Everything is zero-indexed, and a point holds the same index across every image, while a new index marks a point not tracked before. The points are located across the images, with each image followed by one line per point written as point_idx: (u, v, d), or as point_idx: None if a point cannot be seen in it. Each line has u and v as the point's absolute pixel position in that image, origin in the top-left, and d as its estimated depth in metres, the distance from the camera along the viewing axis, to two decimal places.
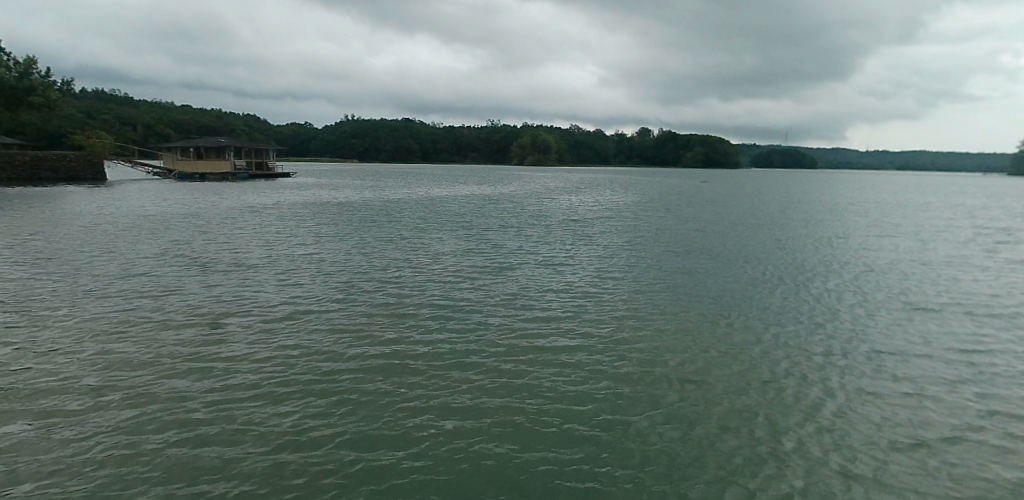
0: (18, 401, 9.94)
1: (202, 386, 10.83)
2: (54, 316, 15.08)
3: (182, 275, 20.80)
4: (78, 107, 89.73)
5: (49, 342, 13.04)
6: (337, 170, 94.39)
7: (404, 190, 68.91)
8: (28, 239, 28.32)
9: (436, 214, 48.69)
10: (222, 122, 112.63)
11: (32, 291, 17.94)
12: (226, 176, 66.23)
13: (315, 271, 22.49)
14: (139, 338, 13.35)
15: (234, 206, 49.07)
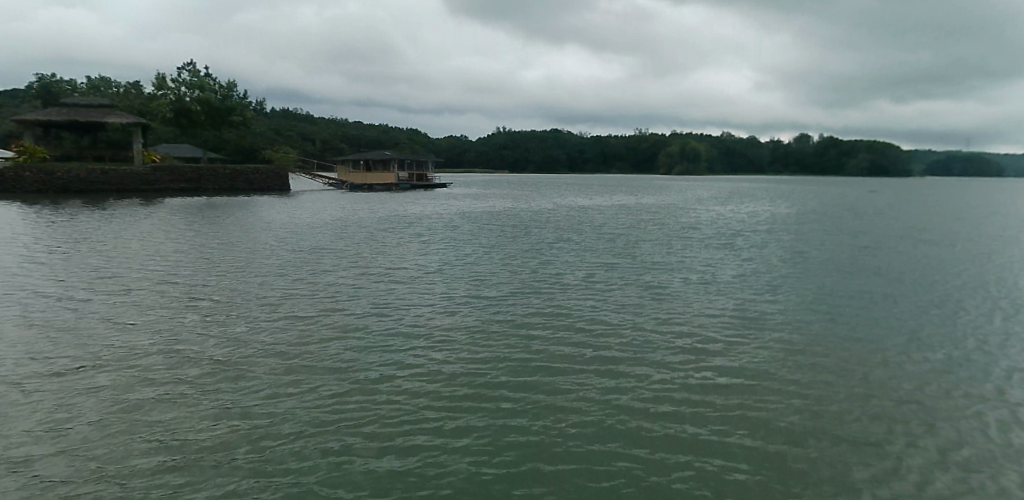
0: (182, 403, 9.66)
1: (357, 403, 9.91)
2: (240, 312, 15.59)
3: (359, 276, 21.29)
4: (271, 124, 101.99)
5: (225, 339, 13.18)
6: (489, 180, 97.52)
7: (554, 201, 68.80)
8: (235, 238, 31.48)
9: (595, 224, 47.70)
10: (388, 136, 122.16)
11: (224, 285, 19.00)
12: (391, 186, 70.64)
13: (483, 278, 22.00)
14: (308, 341, 13.12)
15: (396, 215, 51.76)
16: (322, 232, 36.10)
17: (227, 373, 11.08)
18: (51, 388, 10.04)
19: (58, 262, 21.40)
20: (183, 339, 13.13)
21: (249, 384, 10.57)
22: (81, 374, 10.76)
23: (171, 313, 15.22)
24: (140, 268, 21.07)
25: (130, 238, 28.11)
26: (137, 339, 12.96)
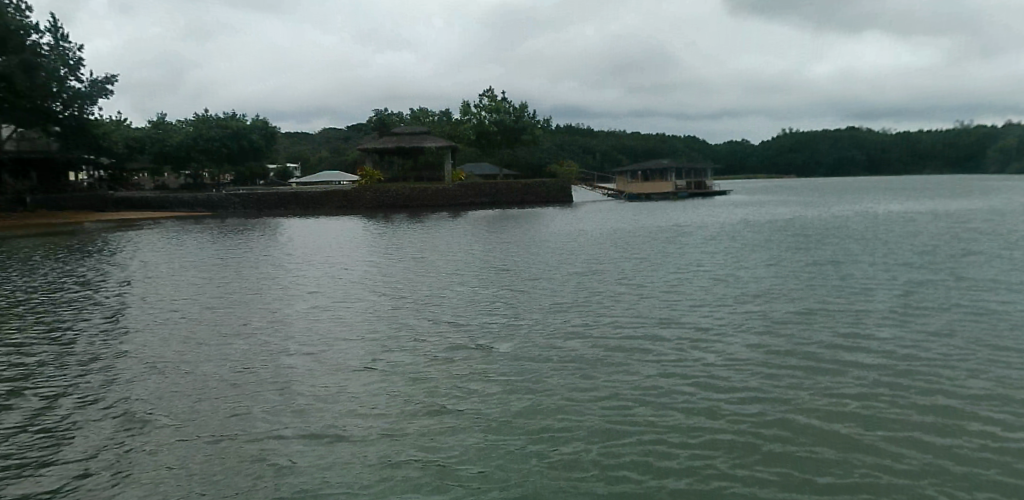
0: (411, 321, 12.68)
1: (533, 333, 11.65)
2: (485, 278, 18.89)
3: (596, 259, 23.42)
4: (555, 140, 113.03)
5: (463, 291, 16.38)
6: (774, 187, 92.46)
7: (841, 206, 61.67)
8: (510, 228, 36.70)
9: (888, 225, 41.72)
10: (662, 145, 123.96)
11: (484, 261, 22.86)
12: (668, 195, 72.91)
13: (717, 265, 21.98)
14: (523, 297, 15.47)
15: (660, 216, 53.17)
16: (582, 223, 39.86)
17: (472, 308, 14.16)
18: (341, 307, 14.20)
19: (386, 242, 28.71)
20: (435, 290, 16.67)
21: (461, 316, 13.26)
22: (382, 300, 15.02)
23: (435, 275, 19.29)
24: (437, 247, 26.94)
25: (434, 229, 35.63)
26: (421, 286, 17.21)
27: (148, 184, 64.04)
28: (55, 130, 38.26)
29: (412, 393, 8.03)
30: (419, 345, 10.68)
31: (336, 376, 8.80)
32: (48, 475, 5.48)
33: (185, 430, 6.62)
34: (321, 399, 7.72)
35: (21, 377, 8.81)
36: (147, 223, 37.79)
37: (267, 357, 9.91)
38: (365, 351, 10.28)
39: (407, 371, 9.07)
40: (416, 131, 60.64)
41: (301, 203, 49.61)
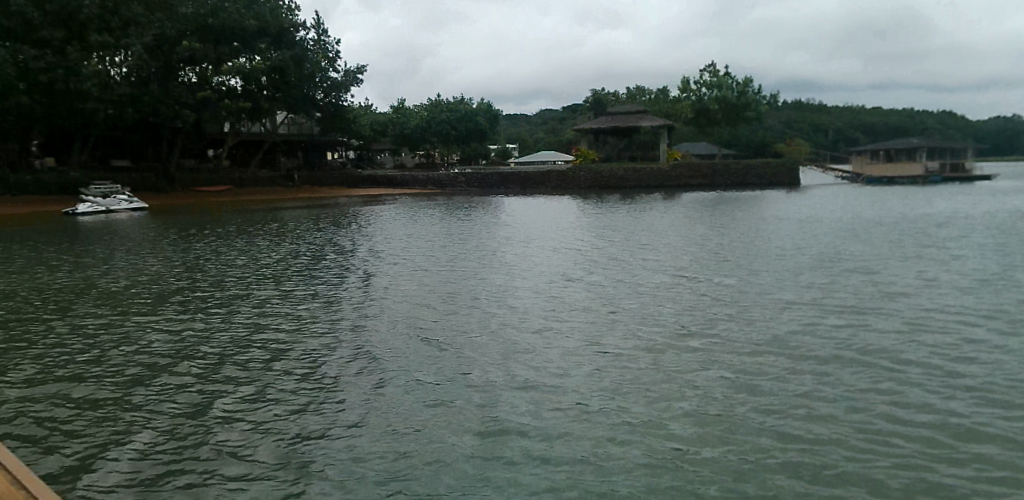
0: (573, 305, 12.01)
1: (704, 327, 10.13)
2: (678, 264, 17.20)
3: (821, 247, 19.82)
4: (792, 113, 100.11)
5: (644, 277, 15.07)
6: None
7: None
8: (725, 211, 33.24)
9: None
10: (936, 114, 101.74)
11: (682, 246, 20.90)
12: (918, 180, 56.38)
13: (994, 260, 16.92)
14: (713, 287, 13.65)
15: (923, 195, 43.43)
16: (817, 207, 34.22)
17: (688, 303, 12.09)
18: (512, 284, 14.07)
19: (597, 224, 27.52)
20: (614, 274, 15.63)
21: (631, 303, 12.15)
22: (587, 288, 13.72)
23: (622, 259, 18.17)
24: (650, 231, 24.93)
25: (648, 210, 33.45)
26: (630, 275, 15.49)
27: (391, 164, 72.57)
28: (321, 116, 44.68)
29: (614, 406, 6.52)
30: (622, 345, 9.07)
31: (530, 373, 7.70)
32: (250, 462, 5.25)
33: (383, 426, 6.03)
34: (507, 404, 6.60)
35: (266, 340, 9.41)
36: (386, 198, 42.21)
37: (467, 343, 9.28)
38: (561, 347, 9.01)
39: (609, 377, 7.58)
40: (632, 108, 58.35)
41: (518, 183, 51.24)
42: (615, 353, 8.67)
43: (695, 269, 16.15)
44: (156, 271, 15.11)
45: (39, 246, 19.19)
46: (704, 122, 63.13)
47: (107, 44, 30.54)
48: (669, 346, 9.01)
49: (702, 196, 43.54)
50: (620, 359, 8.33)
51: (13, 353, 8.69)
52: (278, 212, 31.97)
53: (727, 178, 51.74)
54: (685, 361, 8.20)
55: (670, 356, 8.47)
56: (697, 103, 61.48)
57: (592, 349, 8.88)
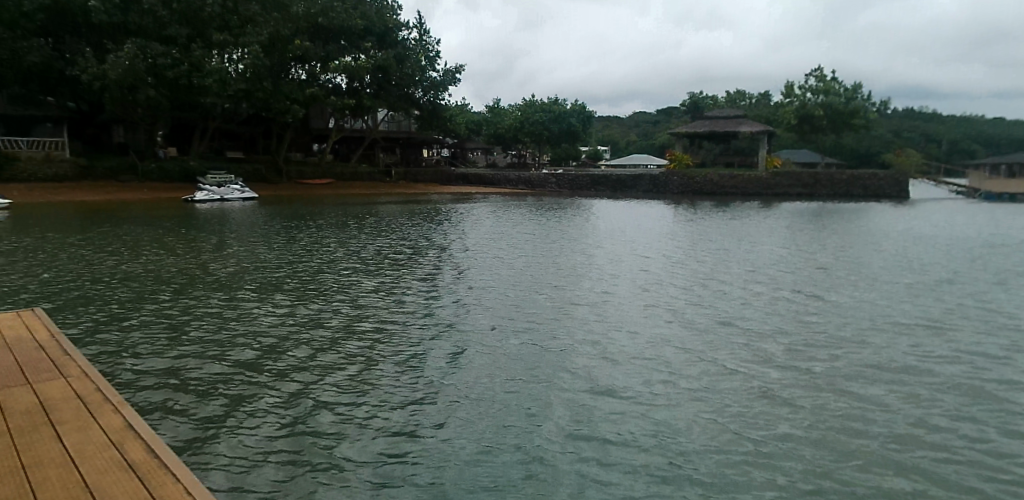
0: (629, 308, 11.99)
1: (756, 342, 9.87)
2: (759, 272, 16.43)
3: (926, 265, 18.10)
4: (922, 118, 90.92)
5: (716, 285, 14.56)
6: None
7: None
8: (829, 222, 30.93)
9: None
10: None
11: (770, 255, 19.83)
12: None
13: None
14: (785, 300, 13.04)
15: None
16: (937, 223, 30.99)
17: (782, 324, 11.06)
18: (578, 284, 14.06)
19: (691, 231, 26.20)
20: (686, 279, 15.23)
21: (690, 310, 11.94)
22: (670, 299, 12.95)
23: (699, 264, 17.58)
24: (747, 240, 23.36)
25: (747, 219, 31.47)
26: (720, 286, 14.50)
27: (484, 162, 73.81)
28: (418, 114, 46.02)
29: (683, 449, 5.95)
30: (701, 370, 8.38)
31: (595, 398, 7.24)
32: (325, 471, 5.26)
33: (434, 440, 5.97)
34: (566, 435, 6.20)
35: (358, 331, 9.61)
36: (477, 197, 42.70)
37: (537, 353, 8.95)
38: (633, 367, 8.45)
39: (682, 410, 6.97)
40: (732, 113, 54.83)
41: (609, 186, 50.21)
42: (692, 380, 8.01)
43: (794, 284, 14.86)
44: (264, 257, 16.02)
45: (162, 229, 20.93)
46: (806, 130, 56.47)
47: (226, 42, 33.28)
48: (755, 375, 8.19)
49: (800, 206, 40.64)
50: (697, 389, 7.66)
51: (136, 324, 9.47)
52: (373, 205, 33.62)
53: (831, 189, 48.28)
54: (771, 397, 7.39)
55: (754, 389, 7.67)
56: (800, 109, 54.85)
57: (666, 373, 8.25)
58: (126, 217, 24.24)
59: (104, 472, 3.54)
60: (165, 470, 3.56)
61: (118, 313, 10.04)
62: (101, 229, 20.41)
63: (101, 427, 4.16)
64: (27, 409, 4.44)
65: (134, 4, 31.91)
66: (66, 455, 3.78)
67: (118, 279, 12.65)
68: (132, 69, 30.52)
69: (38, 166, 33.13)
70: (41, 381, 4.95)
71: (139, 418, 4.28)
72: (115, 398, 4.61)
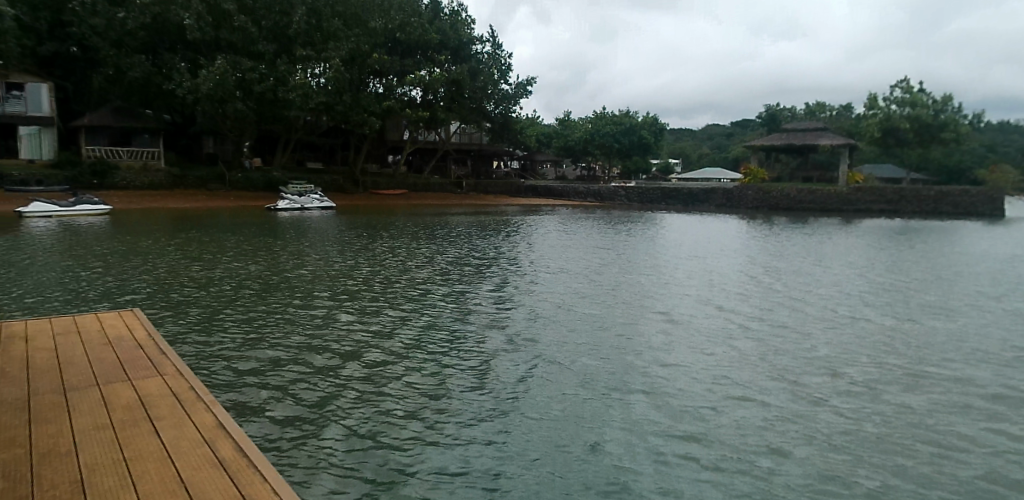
0: (689, 321, 11.77)
1: (820, 359, 9.50)
2: (837, 291, 15.61)
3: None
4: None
5: (788, 302, 13.98)
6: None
7: None
8: (921, 240, 28.77)
9: None
10: None
11: (852, 273, 18.74)
12: None
13: None
14: (861, 319, 12.37)
15: None
16: None
17: (868, 348, 10.22)
18: (642, 297, 13.87)
19: (770, 248, 24.85)
20: (755, 295, 14.72)
21: (754, 326, 11.60)
22: (745, 318, 12.16)
23: (771, 280, 16.94)
24: (832, 259, 21.87)
25: (831, 236, 29.62)
26: (802, 306, 13.53)
27: (553, 175, 73.86)
28: (490, 127, 46.65)
29: (765, 488, 5.35)
30: (781, 398, 7.68)
31: (665, 425, 6.74)
32: (386, 488, 5.11)
33: (494, 450, 5.95)
34: (634, 465, 5.74)
35: (427, 342, 9.60)
36: (545, 209, 42.61)
37: (602, 372, 8.54)
38: (705, 391, 7.87)
39: (762, 442, 6.35)
40: (811, 125, 51.32)
41: (681, 200, 48.57)
42: (771, 408, 7.33)
43: (885, 307, 13.66)
44: (340, 266, 16.47)
45: (245, 237, 22.01)
46: (891, 144, 52.66)
47: (309, 57, 35.07)
48: (843, 406, 7.42)
49: (888, 223, 37.96)
50: (778, 419, 6.99)
51: (222, 326, 9.92)
52: (445, 216, 34.27)
53: (917, 205, 44.03)
54: (864, 433, 6.63)
55: (843, 422, 6.91)
56: (885, 121, 51.07)
57: (743, 400, 7.60)
58: (214, 224, 25.71)
59: (198, 471, 3.30)
60: (259, 475, 3.26)
61: (204, 316, 10.51)
62: (192, 236, 21.72)
63: (193, 424, 3.93)
64: (124, 404, 4.28)
65: (226, 21, 34.23)
66: (162, 448, 3.56)
67: (205, 284, 13.32)
68: (223, 83, 32.66)
69: (138, 174, 35.86)
70: (135, 379, 4.82)
71: (231, 419, 4.04)
72: (208, 398, 4.40)
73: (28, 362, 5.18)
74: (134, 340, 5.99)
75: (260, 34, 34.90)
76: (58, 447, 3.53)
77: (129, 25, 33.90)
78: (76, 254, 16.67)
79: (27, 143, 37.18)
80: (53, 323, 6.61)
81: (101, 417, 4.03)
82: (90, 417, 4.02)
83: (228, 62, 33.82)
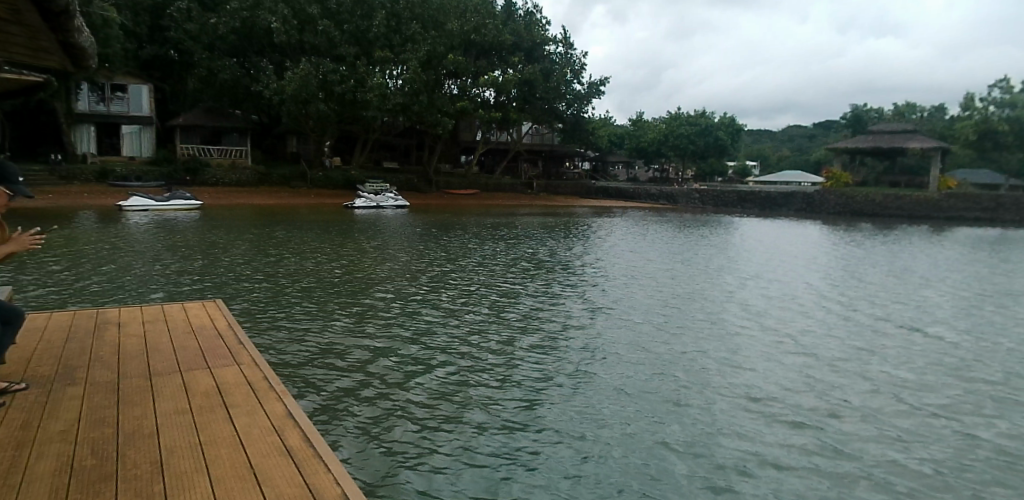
0: (754, 326, 11.48)
1: (891, 372, 9.12)
2: (925, 303, 14.64)
3: None
4: None
5: (867, 312, 13.28)
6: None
7: None
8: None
9: None
10: None
11: (944, 285, 17.46)
12: None
13: None
14: (947, 335, 11.61)
15: None
16: None
17: (950, 365, 9.66)
18: (707, 300, 13.55)
19: (858, 256, 23.32)
20: (831, 304, 14.06)
21: (824, 334, 11.19)
22: (826, 331, 11.39)
23: (850, 289, 16.09)
24: (927, 270, 20.24)
25: (926, 245, 27.46)
26: (888, 319, 12.67)
27: (625, 176, 72.79)
28: (562, 127, 46.50)
29: (799, 490, 5.44)
30: (863, 423, 7.10)
31: (731, 444, 6.35)
32: (442, 483, 5.20)
33: (548, 447, 6.00)
34: (695, 484, 5.44)
35: (496, 342, 9.58)
36: (615, 211, 41.97)
37: (656, 371, 8.56)
38: (779, 409, 7.39)
39: (837, 471, 5.88)
40: (899, 127, 48.18)
41: (757, 203, 46.52)
42: (852, 433, 6.79)
43: (987, 326, 12.47)
44: (413, 264, 16.79)
45: (321, 233, 23.00)
46: (988, 148, 49.05)
47: (387, 59, 36.27)
48: (935, 439, 6.77)
49: (989, 232, 34.91)
50: (860, 446, 6.47)
51: (297, 320, 10.32)
52: (514, 217, 34.53)
53: (1018, 214, 39.87)
54: (959, 473, 6.02)
55: (935, 458, 6.30)
56: (982, 123, 47.73)
57: (820, 422, 7.08)
58: (294, 220, 26.94)
59: (267, 458, 3.34)
60: (324, 465, 3.27)
61: (285, 310, 11.00)
62: (273, 231, 22.96)
63: (265, 413, 4.02)
64: (204, 390, 4.47)
65: (310, 25, 35.92)
66: (234, 435, 3.64)
67: (287, 279, 13.98)
68: (306, 85, 34.27)
69: (227, 172, 38.17)
70: (215, 367, 5.03)
71: (300, 409, 4.11)
72: (280, 387, 4.52)
73: (121, 347, 5.55)
74: (215, 329, 6.32)
75: (341, 37, 36.20)
76: (143, 429, 3.72)
77: (222, 30, 36.14)
78: (172, 247, 17.93)
79: (129, 141, 40.49)
80: (143, 311, 7.05)
81: (182, 401, 4.23)
82: (171, 402, 4.22)
83: (311, 64, 35.43)
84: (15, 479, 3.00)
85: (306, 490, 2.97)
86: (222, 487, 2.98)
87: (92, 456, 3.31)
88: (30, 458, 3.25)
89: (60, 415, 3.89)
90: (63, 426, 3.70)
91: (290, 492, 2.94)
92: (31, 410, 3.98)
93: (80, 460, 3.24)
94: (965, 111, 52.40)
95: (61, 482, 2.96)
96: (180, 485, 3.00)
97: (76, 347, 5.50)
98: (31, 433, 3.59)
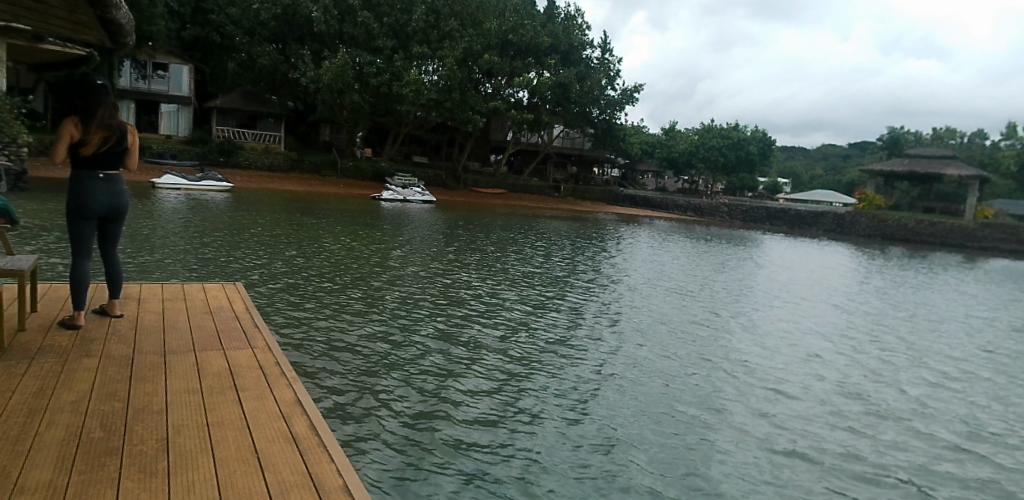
0: (778, 343, 11.35)
1: (911, 395, 9.04)
2: (959, 332, 14.26)
3: None
4: None
5: (897, 337, 12.99)
6: None
7: None
8: None
9: None
10: None
11: (978, 316, 16.94)
12: None
13: None
14: (978, 365, 11.35)
15: None
16: None
17: (970, 392, 9.58)
18: (731, 315, 13.42)
19: (886, 280, 22.77)
20: (860, 327, 13.77)
21: (848, 355, 11.05)
22: (841, 352, 11.23)
23: (881, 313, 15.76)
24: (958, 299, 19.63)
25: (959, 275, 26.66)
26: (916, 345, 12.42)
27: (654, 185, 72.21)
28: (593, 132, 46.36)
29: (789, 493, 5.65)
30: (871, 441, 7.11)
31: (721, 452, 6.37)
32: (434, 478, 5.18)
33: (548, 447, 6.05)
34: (687, 487, 5.54)
35: (505, 343, 9.53)
36: (641, 220, 41.44)
37: (663, 377, 8.63)
38: (778, 422, 7.37)
39: (830, 482, 5.97)
40: (938, 152, 46.85)
41: (787, 221, 45.66)
42: (854, 449, 6.82)
43: (1014, 360, 12.08)
44: (428, 259, 16.85)
45: (344, 222, 23.34)
46: None
47: (424, 54, 36.51)
48: (929, 461, 6.74)
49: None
50: (857, 462, 6.50)
51: (310, 306, 10.44)
52: (539, 219, 34.73)
53: None
54: (957, 490, 6.10)
55: (923, 481, 6.21)
56: None
57: (824, 436, 7.12)
58: (322, 209, 27.26)
59: (272, 444, 3.33)
60: (326, 455, 3.27)
61: (305, 297, 11.04)
62: (295, 217, 23.36)
63: (274, 399, 4.03)
64: (215, 372, 4.50)
65: (350, 16, 36.29)
66: (242, 418, 3.66)
67: (303, 265, 14.12)
68: (342, 75, 34.69)
69: (259, 156, 38.86)
70: (228, 349, 5.07)
71: (310, 396, 4.12)
72: (291, 374, 4.53)
73: (140, 322, 5.63)
74: (233, 311, 6.36)
75: (380, 29, 36.43)
76: (152, 406, 3.75)
77: (264, 16, 36.67)
78: (194, 226, 18.34)
79: (166, 119, 41.21)
80: (165, 288, 7.13)
81: (193, 381, 4.26)
82: (183, 380, 4.26)
83: (349, 55, 35.84)
84: (24, 445, 3.05)
85: (309, 479, 2.95)
86: (224, 470, 2.97)
87: (99, 429, 3.34)
88: (40, 426, 3.29)
89: (73, 386, 3.95)
90: (75, 397, 3.75)
91: (293, 481, 2.92)
92: (46, 378, 4.05)
93: (88, 432, 3.28)
94: (1010, 141, 50.69)
95: (67, 453, 3.00)
96: (182, 462, 3.03)
97: (96, 317, 5.59)
98: (46, 401, 3.66)
